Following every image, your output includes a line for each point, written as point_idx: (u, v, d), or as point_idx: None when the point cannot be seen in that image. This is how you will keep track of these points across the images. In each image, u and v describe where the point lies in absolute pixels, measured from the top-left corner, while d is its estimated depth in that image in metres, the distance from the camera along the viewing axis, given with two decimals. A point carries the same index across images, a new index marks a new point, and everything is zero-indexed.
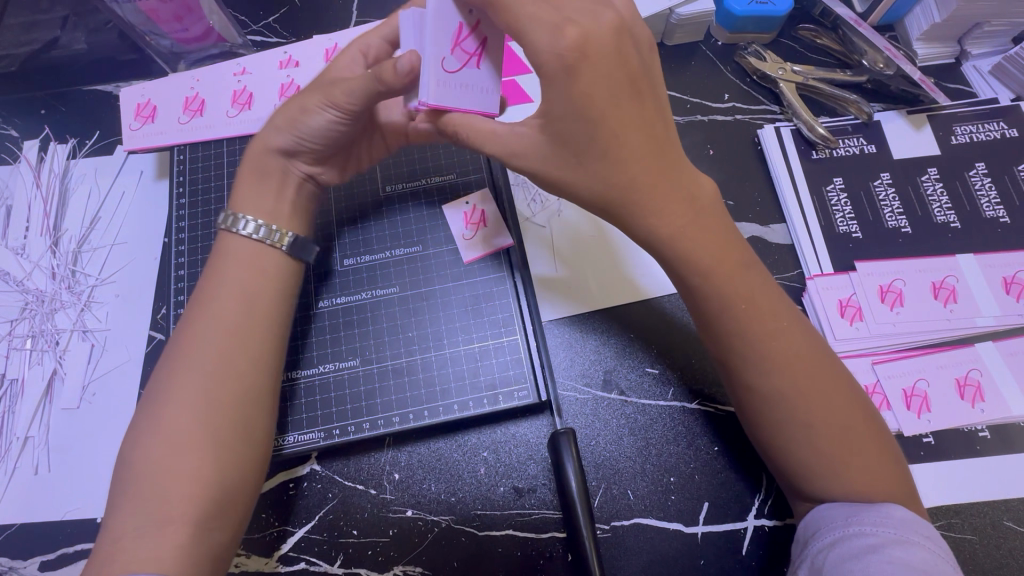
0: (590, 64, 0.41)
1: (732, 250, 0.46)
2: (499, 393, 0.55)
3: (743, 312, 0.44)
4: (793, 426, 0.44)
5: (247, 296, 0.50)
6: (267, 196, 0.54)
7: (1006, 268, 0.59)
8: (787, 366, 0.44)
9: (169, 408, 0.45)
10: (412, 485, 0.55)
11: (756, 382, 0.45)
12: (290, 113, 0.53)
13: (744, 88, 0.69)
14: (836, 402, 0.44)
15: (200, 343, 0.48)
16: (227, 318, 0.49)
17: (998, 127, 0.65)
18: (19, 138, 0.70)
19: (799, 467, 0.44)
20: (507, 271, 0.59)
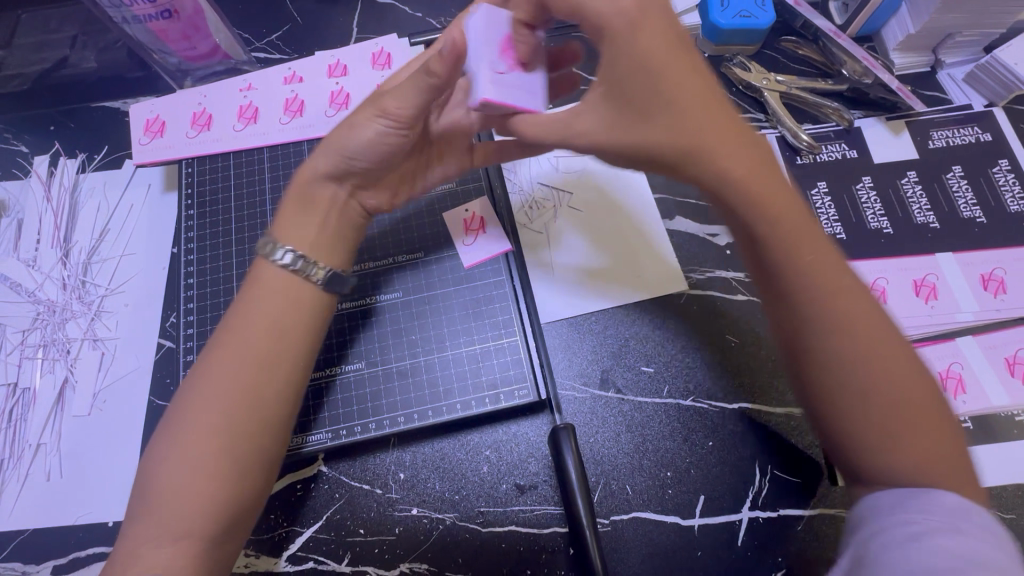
0: (652, 19, 0.41)
1: (799, 216, 0.43)
2: (500, 393, 0.57)
3: (811, 285, 0.42)
4: (863, 409, 0.41)
5: (266, 320, 0.50)
6: (313, 221, 0.55)
7: (983, 266, 0.62)
8: (853, 348, 0.41)
9: (185, 430, 0.46)
10: (417, 484, 0.57)
11: (823, 363, 0.42)
12: (338, 134, 0.54)
13: (730, 97, 0.73)
14: (903, 385, 0.41)
15: (232, 350, 0.49)
16: (246, 341, 0.49)
17: (972, 132, 0.68)
18: (29, 154, 0.72)
19: (863, 456, 0.42)
20: (506, 277, 0.62)
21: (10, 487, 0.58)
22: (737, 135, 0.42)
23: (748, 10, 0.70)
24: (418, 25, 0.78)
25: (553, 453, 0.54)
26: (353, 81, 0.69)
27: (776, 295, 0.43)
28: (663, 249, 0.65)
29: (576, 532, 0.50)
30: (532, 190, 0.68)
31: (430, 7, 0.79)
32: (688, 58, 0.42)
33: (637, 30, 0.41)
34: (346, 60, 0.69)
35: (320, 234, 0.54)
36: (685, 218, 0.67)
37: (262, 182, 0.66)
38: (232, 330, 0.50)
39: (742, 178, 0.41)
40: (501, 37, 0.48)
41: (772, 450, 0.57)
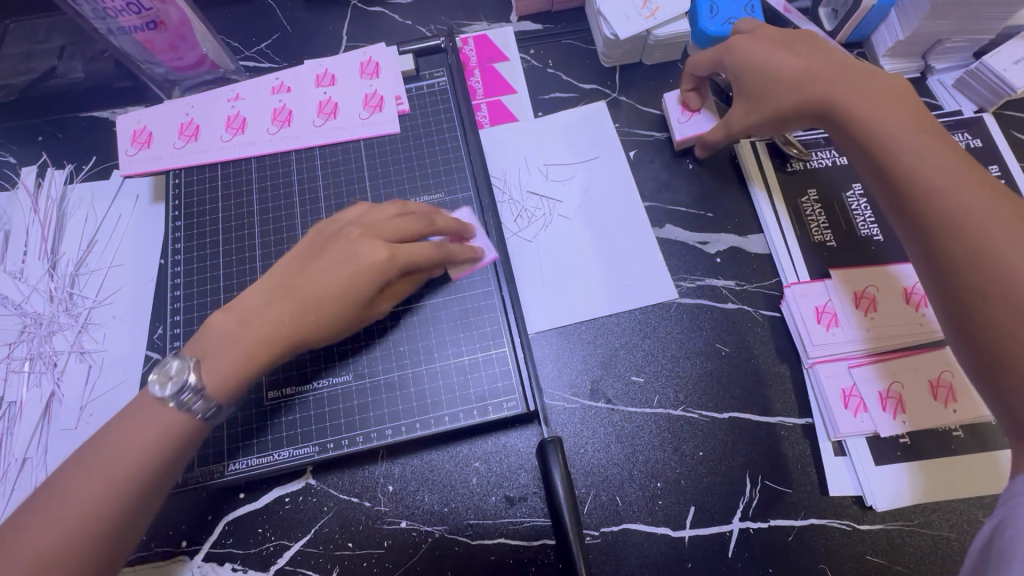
0: (754, 36, 0.61)
1: (906, 124, 0.50)
2: (488, 404, 0.56)
3: (898, 151, 0.48)
4: (977, 222, 0.43)
5: (357, 262, 0.51)
6: (237, 352, 0.48)
7: None
8: (943, 179, 0.45)
9: (91, 464, 0.43)
10: (406, 496, 0.56)
11: (895, 168, 0.48)
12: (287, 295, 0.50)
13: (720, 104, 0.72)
14: (970, 176, 0.45)
15: (272, 288, 0.50)
16: (307, 288, 0.50)
17: (962, 138, 0.68)
18: (16, 165, 0.72)
19: (976, 236, 0.42)
20: (495, 287, 0.61)
21: None
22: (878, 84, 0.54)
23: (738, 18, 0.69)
24: (407, 34, 0.78)
25: (541, 465, 0.54)
26: (342, 90, 0.68)
27: (885, 178, 0.49)
28: (654, 258, 0.65)
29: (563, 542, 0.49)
30: (522, 199, 0.68)
31: (420, 15, 0.79)
32: (825, 52, 0.58)
33: (746, 44, 0.60)
34: (334, 68, 0.69)
35: (243, 362, 0.48)
36: (675, 226, 0.67)
37: (250, 193, 0.66)
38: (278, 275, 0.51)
39: (898, 111, 0.51)
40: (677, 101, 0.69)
41: (762, 460, 0.57)
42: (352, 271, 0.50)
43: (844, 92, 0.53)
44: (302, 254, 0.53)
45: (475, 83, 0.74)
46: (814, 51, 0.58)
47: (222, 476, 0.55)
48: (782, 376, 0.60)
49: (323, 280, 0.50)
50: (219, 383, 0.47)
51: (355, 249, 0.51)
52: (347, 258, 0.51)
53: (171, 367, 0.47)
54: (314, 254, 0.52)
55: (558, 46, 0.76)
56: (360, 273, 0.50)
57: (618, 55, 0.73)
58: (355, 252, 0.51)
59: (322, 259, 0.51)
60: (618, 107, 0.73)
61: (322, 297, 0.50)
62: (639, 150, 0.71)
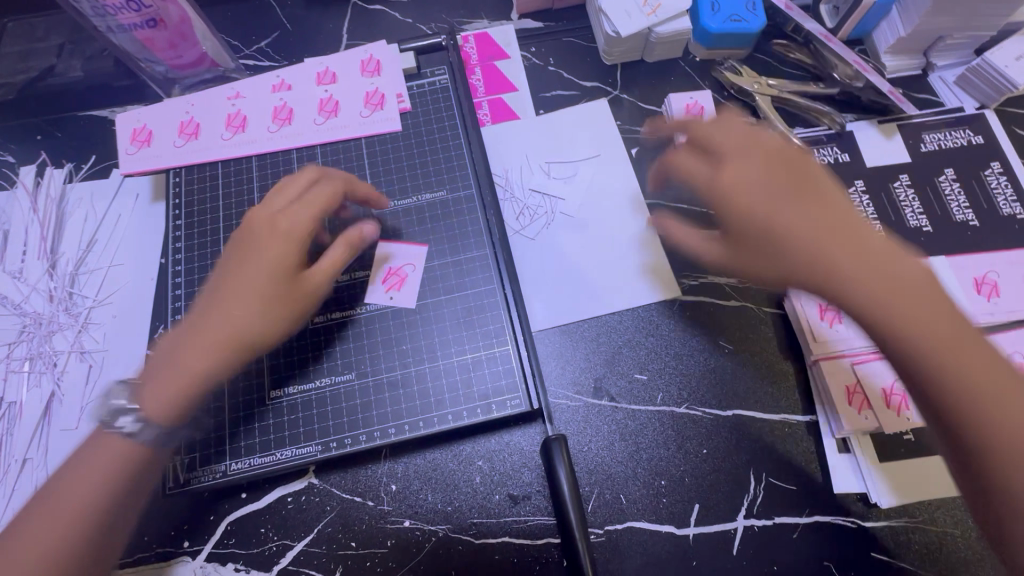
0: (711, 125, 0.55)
1: (866, 242, 0.47)
2: (491, 403, 0.56)
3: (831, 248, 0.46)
4: (995, 416, 0.40)
5: (278, 263, 0.54)
6: (164, 378, 0.51)
7: (976, 269, 0.61)
8: (901, 315, 0.44)
9: (71, 477, 0.48)
10: (409, 496, 0.56)
11: (886, 324, 0.44)
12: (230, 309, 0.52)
13: (722, 101, 0.72)
14: (942, 326, 0.43)
15: (199, 318, 0.52)
16: (224, 318, 0.52)
17: (964, 135, 0.68)
18: (15, 164, 0.71)
19: (987, 433, 0.40)
20: (498, 284, 0.61)
21: None
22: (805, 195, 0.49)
23: (739, 15, 0.70)
24: (408, 32, 0.77)
25: (545, 462, 0.54)
26: (342, 88, 0.68)
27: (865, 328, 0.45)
28: (657, 255, 0.65)
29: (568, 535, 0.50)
30: (524, 197, 0.68)
31: (421, 13, 0.79)
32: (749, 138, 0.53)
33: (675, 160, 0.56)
34: (334, 67, 0.69)
35: (186, 380, 0.50)
36: (678, 224, 0.67)
37: (250, 191, 0.65)
38: (213, 298, 0.53)
39: (843, 245, 0.46)
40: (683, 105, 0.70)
41: (766, 458, 0.56)
42: (271, 261, 0.54)
43: (820, 235, 0.47)
44: (228, 258, 0.55)
45: (475, 81, 0.74)
46: (776, 172, 0.51)
47: (225, 476, 0.55)
48: (786, 373, 0.60)
49: (231, 299, 0.52)
50: (161, 408, 0.50)
51: (256, 250, 0.54)
52: (276, 280, 0.53)
53: (113, 405, 0.49)
54: (225, 261, 0.55)
55: (559, 44, 0.76)
56: (272, 263, 0.53)
57: (619, 53, 0.73)
58: (262, 246, 0.54)
59: (240, 265, 0.54)
60: (619, 105, 0.73)
61: (256, 302, 0.52)
62: (640, 148, 0.70)
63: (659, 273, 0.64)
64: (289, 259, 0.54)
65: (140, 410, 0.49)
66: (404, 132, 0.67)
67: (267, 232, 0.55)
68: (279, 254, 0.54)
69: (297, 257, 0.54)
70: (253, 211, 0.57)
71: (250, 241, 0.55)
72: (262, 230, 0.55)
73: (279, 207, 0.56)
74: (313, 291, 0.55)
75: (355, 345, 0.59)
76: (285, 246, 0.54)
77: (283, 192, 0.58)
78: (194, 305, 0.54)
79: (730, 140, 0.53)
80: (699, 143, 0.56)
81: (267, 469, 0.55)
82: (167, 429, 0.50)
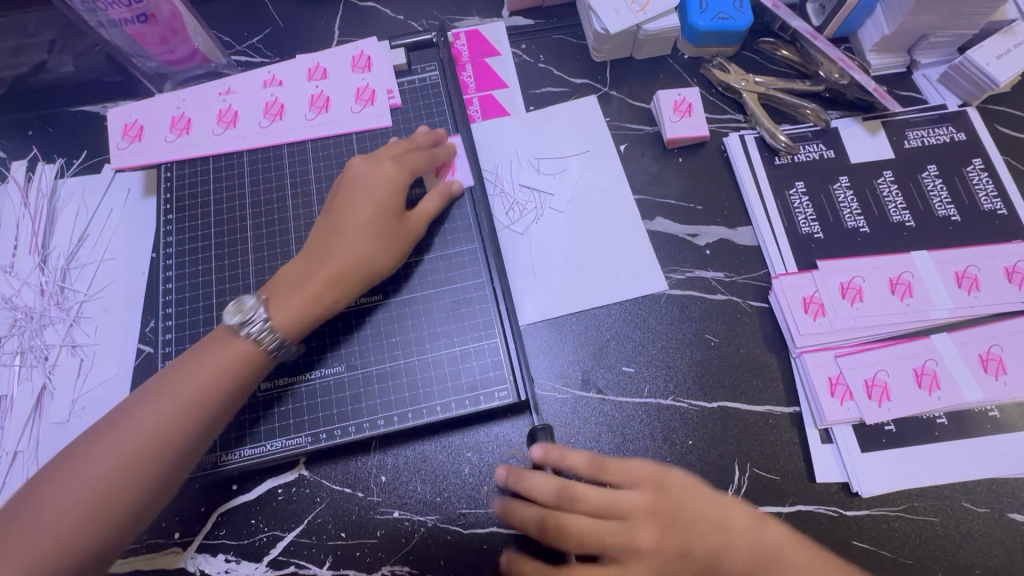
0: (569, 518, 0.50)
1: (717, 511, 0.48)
2: (480, 394, 0.57)
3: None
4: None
5: (187, 389, 0.47)
6: (306, 291, 0.53)
7: (957, 263, 0.62)
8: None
9: (90, 462, 0.44)
10: (398, 487, 0.57)
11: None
12: (354, 227, 0.56)
13: (709, 98, 0.73)
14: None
15: (327, 238, 0.56)
16: (139, 430, 0.45)
17: (946, 131, 0.69)
18: (6, 159, 0.71)
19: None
20: (486, 279, 0.61)
21: None
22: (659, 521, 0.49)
23: (726, 13, 0.70)
24: (399, 28, 0.78)
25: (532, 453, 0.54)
26: (334, 84, 0.68)
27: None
28: (644, 250, 0.66)
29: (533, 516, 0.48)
30: (514, 193, 0.69)
31: (412, 10, 0.79)
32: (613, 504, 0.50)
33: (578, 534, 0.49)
34: (326, 63, 0.69)
35: (307, 300, 0.53)
36: (666, 219, 0.67)
37: (241, 186, 0.66)
38: (339, 219, 0.57)
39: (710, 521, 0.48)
40: (671, 100, 0.70)
41: (750, 450, 0.57)
42: (197, 385, 0.48)
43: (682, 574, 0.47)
44: (332, 203, 0.59)
45: (466, 77, 0.75)
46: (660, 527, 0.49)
47: (216, 467, 0.55)
48: (771, 366, 0.60)
49: (231, 340, 0.50)
50: (287, 318, 0.52)
51: (206, 358, 0.49)
52: (390, 209, 0.57)
53: (247, 302, 0.52)
54: (335, 203, 0.58)
55: (549, 41, 0.77)
56: (377, 207, 0.57)
57: (608, 50, 0.74)
58: (215, 350, 0.50)
59: (350, 203, 0.57)
60: (609, 101, 0.74)
61: (361, 237, 0.56)
62: (629, 144, 0.71)
63: (646, 268, 0.65)
64: (394, 203, 0.58)
65: (268, 317, 0.51)
66: (394, 128, 0.68)
67: (374, 183, 0.58)
68: (210, 391, 0.48)
69: (233, 372, 0.49)
70: (355, 163, 0.59)
71: (193, 355, 0.50)
72: (225, 335, 0.51)
73: (381, 159, 0.59)
74: (241, 391, 0.50)
75: (345, 338, 0.59)
76: (236, 367, 0.49)
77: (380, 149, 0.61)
78: (311, 237, 0.58)
79: (632, 499, 0.50)
80: (592, 463, 0.52)
81: (254, 461, 0.55)
82: (290, 344, 0.52)
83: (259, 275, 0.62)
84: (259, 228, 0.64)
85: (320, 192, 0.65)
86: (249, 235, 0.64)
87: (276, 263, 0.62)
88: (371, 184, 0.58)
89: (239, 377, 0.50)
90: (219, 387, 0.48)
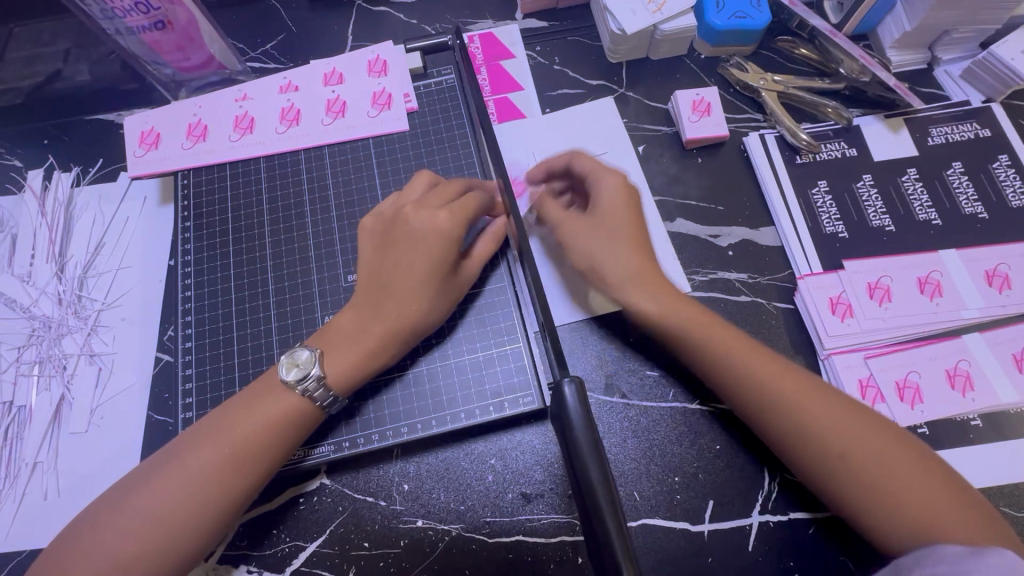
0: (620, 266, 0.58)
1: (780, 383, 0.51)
2: (504, 400, 0.56)
3: (727, 354, 0.52)
4: (889, 485, 0.45)
5: (241, 440, 0.49)
6: (361, 348, 0.53)
7: (987, 261, 0.61)
8: (773, 391, 0.50)
9: (147, 493, 0.47)
10: (422, 495, 0.56)
11: (760, 413, 0.50)
12: (407, 287, 0.53)
13: (727, 98, 0.72)
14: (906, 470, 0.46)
15: (378, 297, 0.54)
16: (195, 477, 0.47)
17: (971, 128, 0.68)
18: (23, 169, 0.71)
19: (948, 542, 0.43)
20: (508, 283, 0.60)
21: (6, 508, 0.57)
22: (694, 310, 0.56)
23: (744, 12, 0.70)
24: (412, 33, 0.78)
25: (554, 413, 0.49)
26: (349, 89, 0.68)
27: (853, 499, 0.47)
28: (667, 252, 0.64)
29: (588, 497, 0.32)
30: None
31: (425, 14, 0.79)
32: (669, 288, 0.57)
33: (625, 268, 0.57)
34: (342, 68, 0.69)
35: (363, 357, 0.53)
36: (686, 220, 0.67)
37: (259, 192, 0.65)
38: (387, 275, 0.54)
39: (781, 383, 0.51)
40: (689, 99, 0.69)
41: None
42: (245, 436, 0.49)
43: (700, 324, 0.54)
44: (379, 252, 0.56)
45: (482, 80, 0.74)
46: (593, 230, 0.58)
47: None
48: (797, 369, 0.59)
49: (283, 393, 0.50)
50: (343, 376, 0.52)
51: (252, 406, 0.50)
52: (442, 265, 0.54)
53: (302, 355, 0.51)
54: (385, 251, 0.55)
55: (564, 43, 0.76)
56: (432, 260, 0.54)
57: (624, 51, 0.73)
58: (262, 399, 0.50)
59: (404, 257, 0.54)
60: (626, 102, 0.73)
61: (416, 293, 0.53)
62: (647, 145, 0.70)
63: (667, 270, 0.64)
64: (448, 256, 0.54)
65: (323, 375, 0.51)
66: (411, 133, 0.67)
67: (425, 237, 0.54)
68: (262, 435, 0.49)
69: (279, 427, 0.49)
70: (405, 210, 0.55)
71: (240, 404, 0.51)
72: (275, 386, 0.51)
73: (433, 207, 0.55)
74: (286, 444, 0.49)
75: None
76: (283, 422, 0.50)
77: (425, 193, 0.58)
78: (360, 286, 0.56)
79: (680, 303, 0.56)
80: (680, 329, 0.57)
81: (311, 462, 0.55)
82: (341, 398, 0.52)
83: (279, 282, 0.61)
84: (277, 235, 0.63)
85: (337, 197, 0.65)
86: (267, 242, 0.63)
87: (294, 270, 0.62)
88: (419, 240, 0.54)
89: (290, 430, 0.50)
90: (264, 436, 0.49)
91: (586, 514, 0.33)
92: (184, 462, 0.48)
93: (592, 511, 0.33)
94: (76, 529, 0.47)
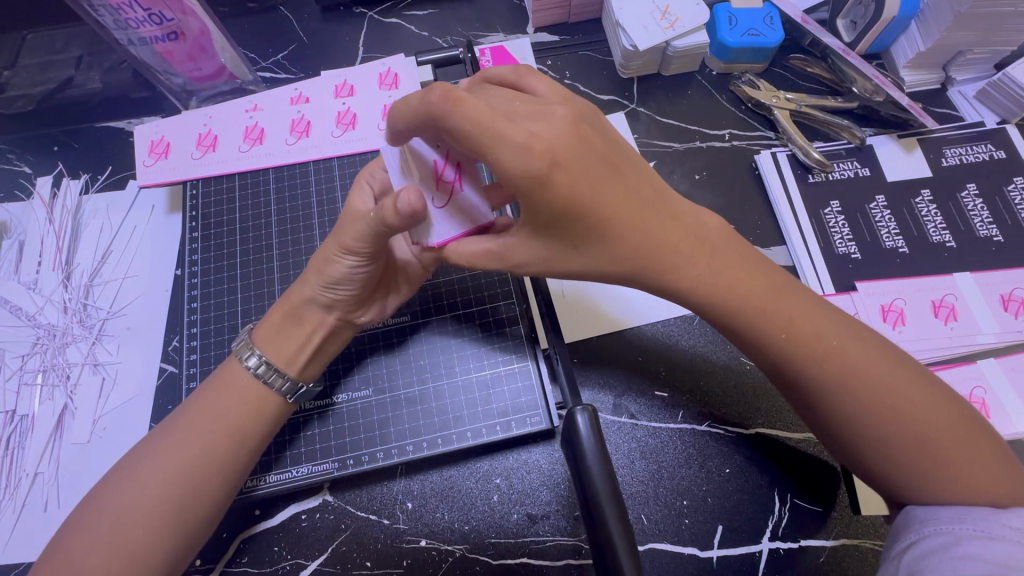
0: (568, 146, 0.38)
1: (835, 330, 0.43)
2: (512, 419, 0.55)
3: (771, 308, 0.43)
4: (938, 470, 0.41)
5: (221, 425, 0.48)
6: (269, 326, 0.52)
7: (1002, 285, 0.61)
8: (858, 371, 0.42)
9: (121, 488, 0.46)
10: (425, 514, 0.55)
11: (816, 383, 0.43)
12: (316, 263, 0.52)
13: (739, 115, 0.72)
14: (941, 431, 0.41)
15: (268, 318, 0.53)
16: (168, 468, 0.46)
17: (985, 149, 0.67)
18: (32, 175, 0.71)
19: (926, 499, 0.42)
20: (517, 298, 0.60)
21: (6, 520, 0.56)
22: (680, 230, 0.43)
23: (756, 29, 0.69)
24: (424, 45, 0.78)
25: (567, 439, 0.40)
26: (360, 101, 0.68)
27: (859, 462, 0.45)
28: None
29: (593, 505, 0.35)
30: None
31: (437, 26, 0.79)
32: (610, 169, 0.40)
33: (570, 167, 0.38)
34: (353, 80, 0.69)
35: (275, 337, 0.52)
36: None
37: (267, 204, 0.65)
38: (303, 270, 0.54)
39: (845, 344, 0.43)
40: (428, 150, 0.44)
41: (790, 478, 0.55)
42: (228, 421, 0.49)
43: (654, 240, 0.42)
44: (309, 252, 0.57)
45: None
46: (599, 166, 0.39)
47: (251, 492, 0.54)
48: None
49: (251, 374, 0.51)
50: (269, 342, 0.52)
51: (229, 395, 0.50)
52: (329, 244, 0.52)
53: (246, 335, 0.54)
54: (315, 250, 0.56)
55: (575, 58, 0.76)
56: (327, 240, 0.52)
57: (635, 67, 0.73)
58: (231, 391, 0.50)
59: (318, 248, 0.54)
60: (637, 118, 0.73)
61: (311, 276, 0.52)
62: (658, 160, 0.70)
63: (662, 305, 0.62)
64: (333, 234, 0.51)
65: (263, 353, 0.51)
66: None
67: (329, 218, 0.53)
68: (243, 421, 0.49)
69: (252, 412, 0.50)
70: None
71: (209, 394, 0.50)
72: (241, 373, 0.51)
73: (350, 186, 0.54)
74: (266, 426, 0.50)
75: (372, 361, 0.58)
76: (249, 418, 0.49)
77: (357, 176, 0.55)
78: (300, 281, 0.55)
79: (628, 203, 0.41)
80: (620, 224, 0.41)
81: (261, 492, 0.54)
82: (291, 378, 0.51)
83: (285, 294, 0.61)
84: (284, 247, 0.63)
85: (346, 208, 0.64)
86: (274, 252, 0.63)
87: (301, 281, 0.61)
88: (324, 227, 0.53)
89: (271, 411, 0.51)
90: (246, 426, 0.49)
91: (589, 522, 0.35)
92: (158, 452, 0.47)
93: (597, 519, 0.35)
94: (58, 537, 0.46)
